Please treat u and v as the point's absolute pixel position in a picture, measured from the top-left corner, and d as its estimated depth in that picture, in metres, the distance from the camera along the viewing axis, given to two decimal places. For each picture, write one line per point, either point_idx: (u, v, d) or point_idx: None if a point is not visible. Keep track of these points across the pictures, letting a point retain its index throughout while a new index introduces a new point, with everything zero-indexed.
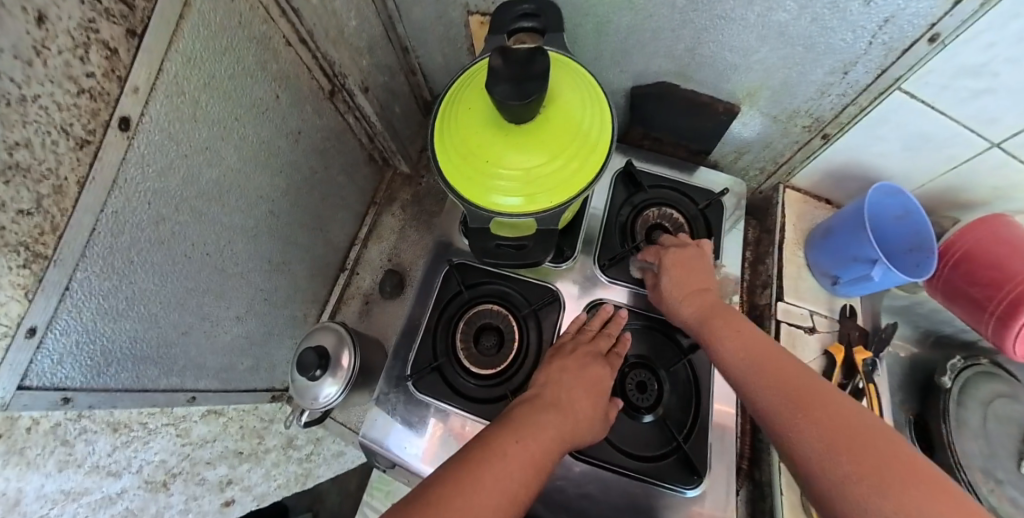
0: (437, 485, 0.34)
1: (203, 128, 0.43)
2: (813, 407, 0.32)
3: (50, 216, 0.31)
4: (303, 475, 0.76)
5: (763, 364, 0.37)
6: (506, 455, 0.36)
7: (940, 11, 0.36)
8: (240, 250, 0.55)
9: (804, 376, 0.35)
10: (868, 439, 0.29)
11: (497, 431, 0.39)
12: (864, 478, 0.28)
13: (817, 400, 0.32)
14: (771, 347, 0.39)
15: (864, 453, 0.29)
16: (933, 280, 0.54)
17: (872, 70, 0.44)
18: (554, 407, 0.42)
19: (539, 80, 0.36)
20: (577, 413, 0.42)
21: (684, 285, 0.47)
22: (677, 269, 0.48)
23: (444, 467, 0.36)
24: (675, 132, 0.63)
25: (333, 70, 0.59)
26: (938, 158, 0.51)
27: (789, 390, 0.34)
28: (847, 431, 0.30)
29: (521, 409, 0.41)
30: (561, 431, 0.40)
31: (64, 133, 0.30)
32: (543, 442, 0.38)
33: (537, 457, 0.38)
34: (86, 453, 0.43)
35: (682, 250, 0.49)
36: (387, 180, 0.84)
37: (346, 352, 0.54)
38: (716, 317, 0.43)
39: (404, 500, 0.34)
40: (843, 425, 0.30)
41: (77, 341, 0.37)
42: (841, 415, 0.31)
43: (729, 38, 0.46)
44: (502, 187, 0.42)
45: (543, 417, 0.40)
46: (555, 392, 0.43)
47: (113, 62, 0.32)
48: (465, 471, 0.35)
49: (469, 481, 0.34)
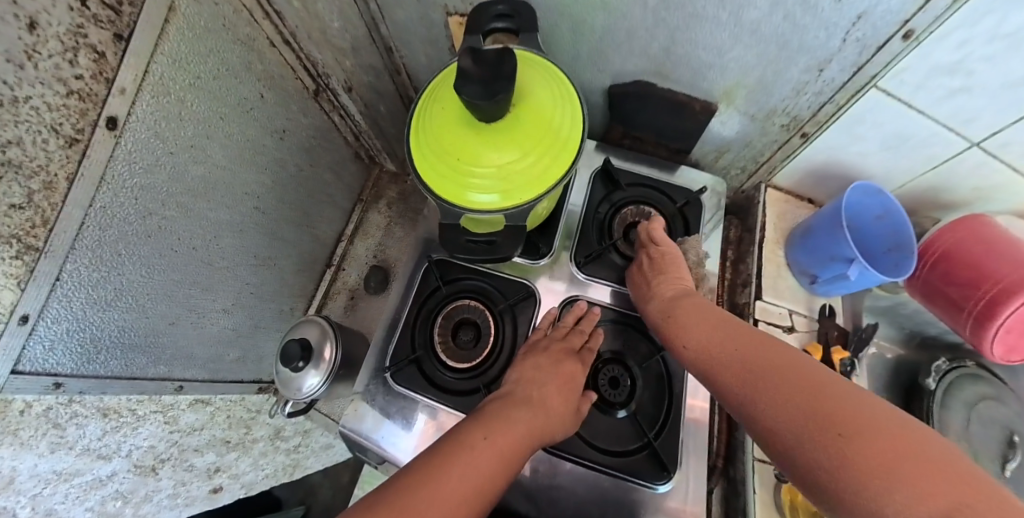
0: (405, 477, 0.35)
1: (188, 126, 0.45)
2: (805, 400, 0.29)
3: (41, 210, 0.33)
4: (291, 465, 0.78)
5: (742, 360, 0.35)
6: (474, 449, 0.37)
7: (912, 7, 0.35)
8: (227, 245, 0.57)
9: (788, 367, 0.32)
10: (860, 428, 0.26)
11: (466, 427, 0.39)
12: (874, 480, 0.24)
13: (813, 394, 0.29)
14: (751, 338, 0.37)
15: (860, 445, 0.25)
16: (912, 279, 0.53)
17: (847, 68, 0.44)
18: (526, 403, 0.42)
19: (508, 80, 0.37)
20: (551, 409, 0.43)
21: (641, 296, 0.49)
22: (640, 281, 0.50)
23: (414, 461, 0.37)
24: (655, 132, 0.63)
25: (317, 70, 0.62)
26: (915, 157, 0.51)
27: (771, 382, 0.32)
28: (833, 423, 0.27)
29: (493, 405, 0.42)
30: (532, 427, 0.41)
31: (53, 132, 0.32)
32: (513, 436, 0.39)
33: (506, 452, 0.38)
34: (77, 436, 0.45)
35: (645, 261, 0.51)
36: (373, 177, 0.86)
37: (328, 345, 0.56)
38: (674, 320, 0.43)
39: (373, 492, 0.35)
40: (829, 417, 0.27)
41: (68, 329, 0.40)
42: (829, 404, 0.28)
43: (704, 36, 0.46)
44: (476, 184, 0.43)
45: (514, 413, 0.41)
46: (528, 389, 0.44)
47: (101, 65, 0.34)
48: (433, 464, 0.36)
49: (435, 474, 0.35)
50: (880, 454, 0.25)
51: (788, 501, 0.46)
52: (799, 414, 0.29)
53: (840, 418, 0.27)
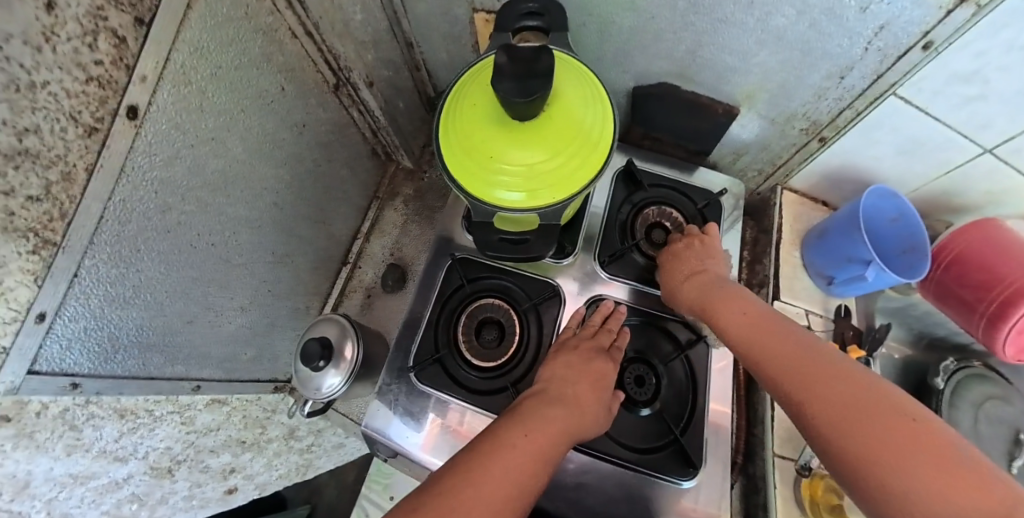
0: (447, 477, 0.34)
1: (208, 117, 0.44)
2: (836, 394, 0.31)
3: (58, 203, 0.32)
4: (303, 465, 0.77)
5: (772, 344, 0.37)
6: (516, 447, 0.37)
7: (932, 19, 0.36)
8: (245, 241, 0.56)
9: (822, 359, 0.33)
10: (896, 426, 0.28)
11: (504, 426, 0.39)
12: (899, 471, 0.26)
13: (847, 389, 0.31)
14: (783, 327, 0.38)
15: (892, 443, 0.27)
16: (926, 281, 0.55)
17: (868, 76, 0.45)
18: (560, 401, 0.42)
19: (544, 78, 0.37)
20: (585, 407, 0.43)
21: (678, 275, 0.49)
22: (670, 265, 0.51)
23: (453, 461, 0.37)
24: (675, 135, 0.64)
25: (339, 63, 0.59)
26: (929, 162, 0.52)
27: (800, 369, 0.33)
28: (868, 417, 0.28)
29: (528, 402, 0.42)
30: (568, 425, 0.41)
31: (73, 120, 0.31)
32: (552, 433, 0.39)
33: (542, 452, 0.38)
34: (94, 438, 0.43)
35: (684, 245, 0.52)
36: (389, 174, 0.84)
37: (348, 343, 0.55)
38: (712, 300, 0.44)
39: (414, 492, 0.34)
40: (866, 413, 0.29)
41: (85, 328, 0.38)
42: (868, 400, 0.29)
43: (729, 41, 0.47)
44: (505, 183, 0.43)
45: (550, 411, 0.41)
46: (560, 386, 0.44)
47: (121, 51, 0.33)
48: (476, 464, 0.35)
49: (480, 474, 0.34)
50: (910, 453, 0.26)
51: (809, 498, 0.47)
52: (828, 402, 0.30)
53: (876, 414, 0.28)
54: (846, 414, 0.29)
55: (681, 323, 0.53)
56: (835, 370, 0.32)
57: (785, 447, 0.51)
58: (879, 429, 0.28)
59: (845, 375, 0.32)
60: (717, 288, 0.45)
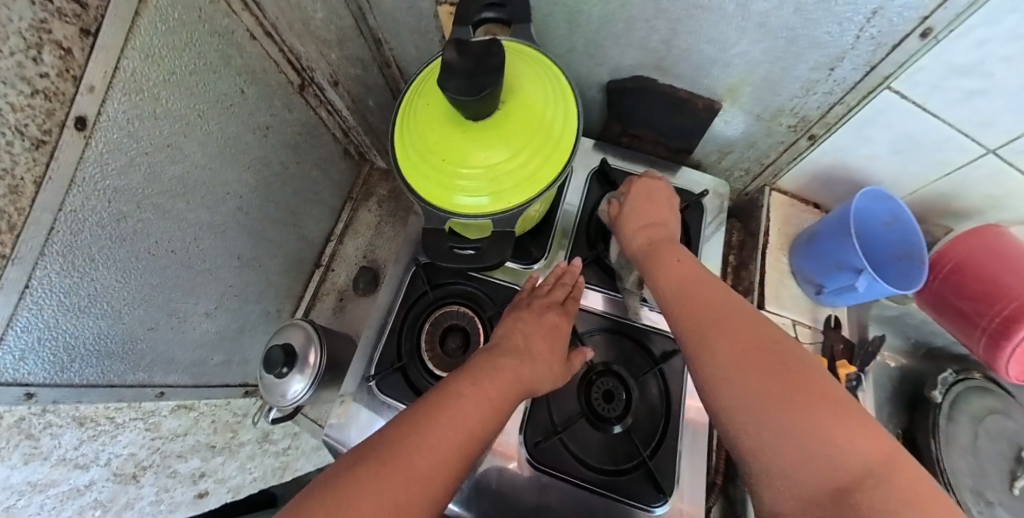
0: (393, 430, 0.32)
1: (163, 124, 0.43)
2: (760, 357, 0.29)
3: (6, 216, 0.31)
4: (280, 467, 0.78)
5: (706, 300, 0.34)
6: (461, 397, 0.35)
7: (932, 3, 0.32)
8: (208, 246, 0.55)
9: (753, 323, 0.31)
10: (822, 395, 0.26)
11: (452, 378, 0.37)
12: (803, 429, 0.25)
13: (775, 356, 0.28)
14: (707, 282, 0.36)
15: (818, 411, 0.25)
16: (922, 291, 0.51)
17: (860, 67, 0.41)
18: (511, 351, 0.41)
19: (494, 74, 0.35)
20: (539, 356, 0.42)
21: (638, 220, 0.46)
22: (640, 203, 0.48)
23: (399, 415, 0.34)
24: (653, 130, 0.60)
25: (300, 63, 0.59)
26: (925, 162, 0.48)
27: (735, 331, 0.31)
28: (795, 387, 0.27)
29: (481, 356, 0.40)
30: (520, 377, 0.39)
31: (18, 133, 0.30)
32: (501, 383, 0.37)
33: (491, 400, 0.36)
34: (52, 446, 0.43)
35: (648, 191, 0.48)
36: (364, 174, 0.84)
37: (313, 350, 0.54)
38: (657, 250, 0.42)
39: (358, 449, 0.32)
40: (794, 381, 0.27)
41: (39, 337, 0.37)
42: (798, 368, 0.28)
43: (708, 29, 0.43)
44: (462, 186, 0.41)
45: (501, 360, 0.39)
46: (513, 337, 0.42)
47: (67, 62, 0.32)
48: (421, 416, 0.33)
49: (424, 425, 0.32)
50: (830, 416, 0.25)
51: None
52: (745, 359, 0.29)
53: (805, 382, 0.27)
54: (766, 371, 0.28)
55: (652, 332, 0.51)
56: (768, 335, 0.30)
57: None
58: (803, 397, 0.26)
59: (779, 342, 0.30)
60: (664, 243, 0.42)
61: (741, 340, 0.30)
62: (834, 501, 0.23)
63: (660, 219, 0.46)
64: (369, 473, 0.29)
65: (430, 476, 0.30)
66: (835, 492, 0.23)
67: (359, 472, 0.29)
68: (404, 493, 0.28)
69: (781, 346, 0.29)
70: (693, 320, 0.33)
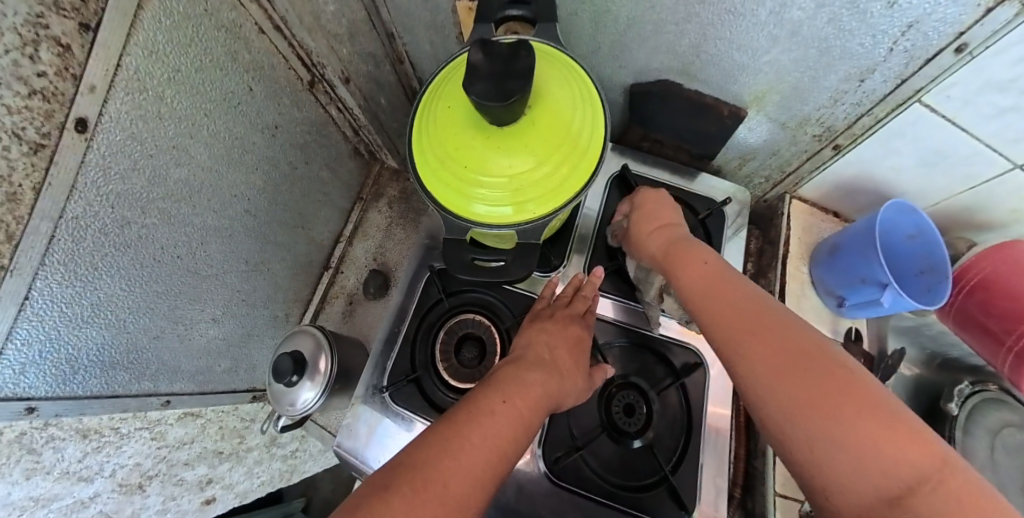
0: (420, 450, 0.30)
1: (168, 125, 0.40)
2: (790, 361, 0.27)
3: (5, 225, 0.29)
4: (287, 470, 0.77)
5: (731, 302, 0.32)
6: (494, 413, 0.33)
7: (971, 18, 0.31)
8: (215, 251, 0.53)
9: (782, 322, 0.29)
10: (858, 393, 0.24)
11: (479, 393, 0.35)
12: (841, 432, 0.23)
13: (807, 358, 0.26)
14: (731, 279, 0.34)
15: (855, 414, 0.23)
16: (946, 307, 0.51)
17: (890, 80, 0.40)
18: (537, 363, 0.40)
19: (522, 79, 0.32)
20: (565, 369, 0.41)
21: (654, 222, 0.45)
22: (647, 210, 0.46)
23: (421, 435, 0.32)
24: (677, 135, 0.59)
25: (311, 59, 0.56)
26: (953, 176, 0.47)
27: (763, 336, 0.29)
28: (828, 390, 0.25)
29: (505, 369, 0.39)
30: (548, 389, 0.38)
31: (16, 137, 0.27)
32: (531, 398, 0.36)
33: (523, 416, 0.35)
34: (54, 461, 0.41)
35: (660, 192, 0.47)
36: (374, 174, 0.82)
37: (323, 357, 0.53)
38: (676, 251, 0.40)
39: (382, 472, 0.29)
40: (826, 384, 0.25)
41: (40, 350, 0.35)
42: (832, 369, 0.26)
43: (738, 35, 0.41)
44: (482, 195, 0.39)
45: (528, 375, 0.38)
46: (538, 349, 0.41)
47: (66, 60, 0.29)
48: (446, 431, 0.31)
49: (454, 445, 0.30)
50: (869, 417, 0.23)
51: None
52: (773, 359, 0.27)
53: (840, 385, 0.25)
54: (794, 373, 0.26)
55: (673, 344, 0.50)
56: (798, 336, 0.28)
57: (789, 486, 0.47)
58: (839, 402, 0.24)
59: (811, 341, 0.28)
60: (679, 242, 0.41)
61: (769, 345, 0.28)
62: (886, 509, 0.21)
63: (671, 219, 0.45)
64: (403, 499, 0.26)
65: (465, 498, 0.28)
66: (889, 501, 0.21)
67: (392, 500, 0.26)
68: None
69: (813, 346, 0.27)
70: (719, 326, 0.32)
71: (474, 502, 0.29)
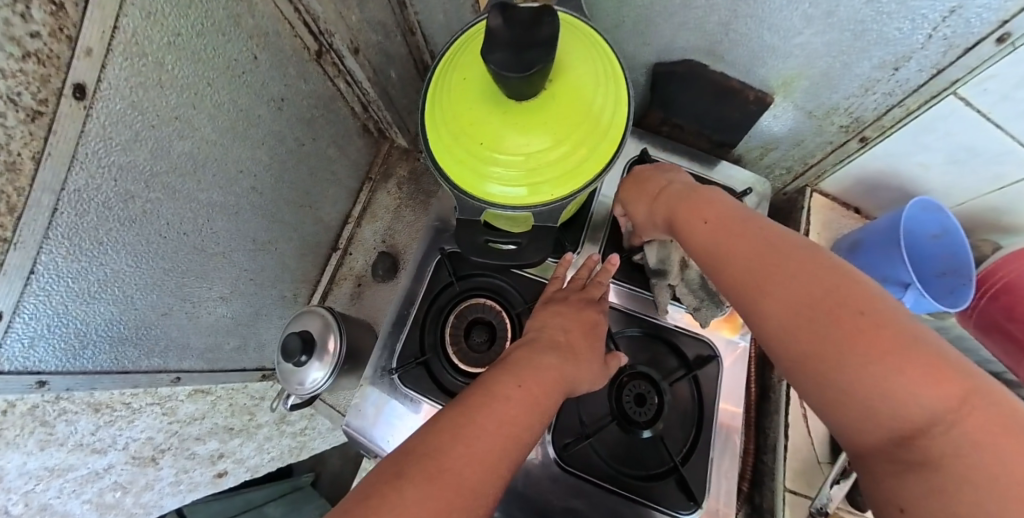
0: (429, 436, 0.30)
1: (170, 94, 0.39)
2: (803, 315, 0.27)
3: (6, 197, 0.28)
4: (296, 447, 0.79)
5: (742, 255, 0.31)
6: (509, 399, 0.32)
7: (1015, 6, 0.30)
8: (222, 228, 0.52)
9: (790, 267, 0.29)
10: (872, 338, 0.24)
11: (494, 376, 0.35)
12: (854, 382, 0.24)
13: (817, 308, 0.26)
14: (738, 223, 0.33)
15: (869, 365, 0.24)
16: (971, 311, 0.50)
17: (925, 69, 0.38)
18: (552, 347, 0.39)
19: (548, 48, 0.30)
20: (583, 354, 0.40)
21: (649, 191, 0.42)
22: (631, 189, 0.45)
23: (434, 419, 0.32)
24: (697, 121, 0.57)
25: (317, 26, 0.53)
26: (981, 175, 0.47)
27: (776, 292, 0.29)
28: (839, 342, 0.25)
29: (519, 352, 0.38)
30: (564, 374, 0.37)
31: (11, 104, 0.26)
32: (546, 383, 0.35)
33: (538, 399, 0.34)
34: (68, 432, 0.42)
35: (649, 170, 0.45)
36: (383, 153, 0.80)
37: (332, 337, 0.53)
38: (677, 207, 0.38)
39: (395, 456, 0.29)
40: (837, 335, 0.25)
41: (48, 325, 0.35)
42: (848, 318, 0.25)
43: (771, 14, 0.39)
44: (498, 175, 0.37)
45: (546, 359, 0.37)
46: (552, 332, 0.40)
47: (60, 20, 0.26)
48: (460, 416, 0.31)
49: (469, 430, 0.30)
50: (882, 365, 0.23)
51: None
52: (787, 315, 0.28)
53: (855, 334, 0.25)
54: (805, 328, 0.27)
55: (687, 335, 0.49)
56: (813, 285, 0.27)
57: (800, 483, 0.48)
58: (851, 354, 0.24)
59: (829, 287, 0.26)
60: (679, 198, 0.38)
61: (782, 300, 0.28)
62: (901, 446, 0.23)
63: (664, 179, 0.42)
64: (420, 487, 0.26)
65: (482, 484, 0.28)
66: (902, 441, 0.23)
67: (406, 487, 0.26)
68: (460, 508, 0.27)
69: (830, 292, 0.26)
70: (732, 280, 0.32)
71: (489, 487, 0.29)
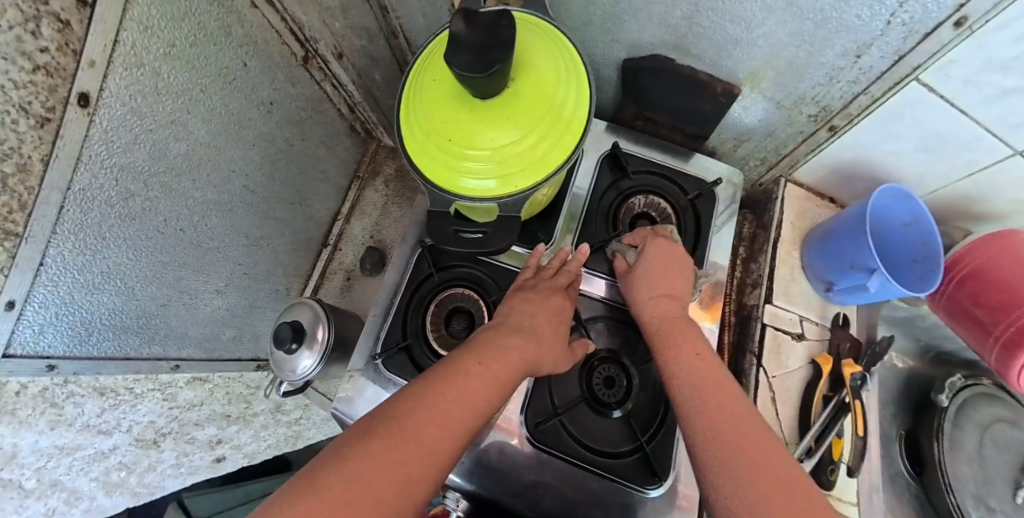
0: (394, 404, 0.32)
1: (166, 100, 0.42)
2: (739, 454, 0.30)
3: (17, 195, 0.31)
4: (292, 436, 0.83)
5: (710, 391, 0.35)
6: (471, 373, 0.35)
7: None
8: (216, 224, 0.55)
9: (745, 421, 0.32)
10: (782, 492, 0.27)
11: (457, 355, 0.37)
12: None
13: (751, 455, 0.29)
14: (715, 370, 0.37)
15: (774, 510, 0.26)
16: (937, 295, 0.53)
17: (888, 56, 0.39)
18: (517, 329, 0.41)
19: (506, 49, 0.32)
20: (548, 338, 0.43)
21: (654, 287, 0.45)
22: (653, 269, 0.45)
23: (402, 389, 0.34)
24: (669, 114, 0.58)
25: (304, 34, 0.57)
26: (952, 161, 0.47)
27: (715, 423, 0.32)
28: (758, 484, 0.28)
29: (484, 333, 0.40)
30: (526, 354, 0.39)
31: (23, 111, 0.29)
32: (508, 363, 0.37)
33: (498, 376, 0.36)
34: (75, 414, 0.46)
35: (655, 259, 0.46)
36: (371, 152, 0.84)
37: (320, 327, 0.55)
38: (669, 329, 0.41)
39: (364, 418, 0.31)
40: (758, 479, 0.28)
41: (55, 313, 0.38)
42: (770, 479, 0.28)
43: (732, 6, 0.40)
44: (467, 169, 0.39)
45: (509, 340, 0.39)
46: (518, 316, 0.42)
47: (65, 36, 0.30)
48: (425, 386, 0.33)
49: (433, 398, 0.32)
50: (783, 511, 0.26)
51: None
52: (723, 447, 0.31)
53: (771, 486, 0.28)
54: (737, 459, 0.30)
55: None
56: (746, 430, 0.31)
57: None
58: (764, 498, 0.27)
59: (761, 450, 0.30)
60: (674, 315, 0.43)
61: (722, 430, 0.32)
62: None
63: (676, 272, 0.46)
64: (383, 444, 0.28)
65: (442, 446, 0.30)
66: None
67: (370, 444, 0.28)
68: (419, 466, 0.28)
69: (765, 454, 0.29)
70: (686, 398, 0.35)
71: (447, 454, 0.30)
